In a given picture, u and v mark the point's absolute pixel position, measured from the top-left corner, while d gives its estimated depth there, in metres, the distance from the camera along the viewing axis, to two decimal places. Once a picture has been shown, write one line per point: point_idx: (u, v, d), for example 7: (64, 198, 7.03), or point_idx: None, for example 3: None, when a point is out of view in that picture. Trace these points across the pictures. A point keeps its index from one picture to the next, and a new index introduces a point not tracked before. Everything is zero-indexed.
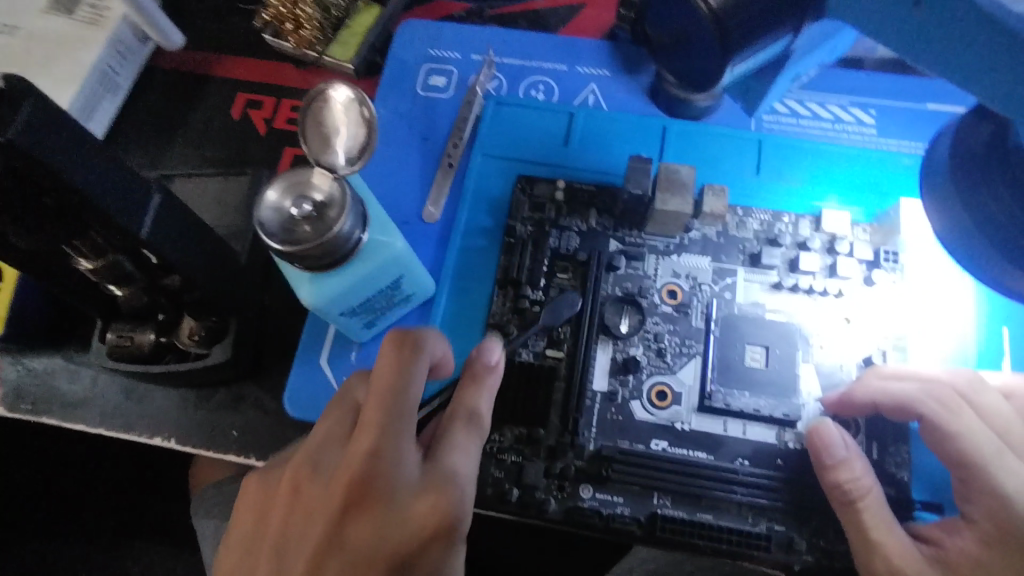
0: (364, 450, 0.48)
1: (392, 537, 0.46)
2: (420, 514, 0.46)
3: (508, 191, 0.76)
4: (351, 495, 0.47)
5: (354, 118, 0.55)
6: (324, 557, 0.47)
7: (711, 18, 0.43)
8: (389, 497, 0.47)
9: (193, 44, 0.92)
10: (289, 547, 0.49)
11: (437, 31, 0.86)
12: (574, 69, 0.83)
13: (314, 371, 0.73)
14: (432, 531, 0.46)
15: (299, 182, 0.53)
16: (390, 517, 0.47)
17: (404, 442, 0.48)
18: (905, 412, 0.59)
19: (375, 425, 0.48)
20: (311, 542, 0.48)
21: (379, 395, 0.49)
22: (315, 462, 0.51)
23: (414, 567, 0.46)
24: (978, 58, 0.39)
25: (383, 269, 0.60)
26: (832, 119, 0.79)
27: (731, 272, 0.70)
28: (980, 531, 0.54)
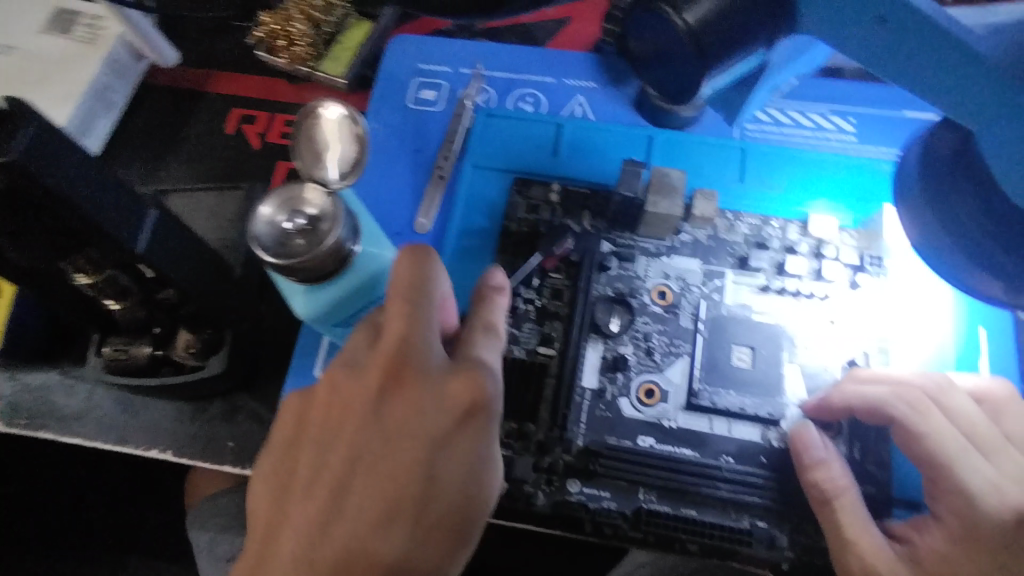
0: (396, 334, 0.50)
1: (429, 419, 0.48)
2: (454, 393, 0.48)
3: (503, 195, 0.77)
4: (387, 379, 0.49)
5: (346, 138, 0.57)
6: (363, 445, 0.49)
7: (687, 34, 0.45)
8: (425, 380, 0.49)
9: (187, 60, 0.94)
10: (324, 439, 0.50)
11: (427, 45, 0.87)
12: (562, 82, 0.85)
13: (307, 381, 0.74)
14: (465, 410, 0.48)
15: (292, 197, 0.55)
16: (425, 402, 0.48)
17: (432, 332, 0.51)
18: (878, 416, 0.61)
19: (404, 318, 0.50)
20: (348, 430, 0.49)
21: (405, 285, 0.51)
22: (348, 363, 0.52)
23: (452, 447, 0.48)
24: (938, 71, 0.41)
25: (376, 278, 0.61)
26: (813, 127, 0.81)
27: (720, 274, 0.72)
28: (947, 528, 0.56)
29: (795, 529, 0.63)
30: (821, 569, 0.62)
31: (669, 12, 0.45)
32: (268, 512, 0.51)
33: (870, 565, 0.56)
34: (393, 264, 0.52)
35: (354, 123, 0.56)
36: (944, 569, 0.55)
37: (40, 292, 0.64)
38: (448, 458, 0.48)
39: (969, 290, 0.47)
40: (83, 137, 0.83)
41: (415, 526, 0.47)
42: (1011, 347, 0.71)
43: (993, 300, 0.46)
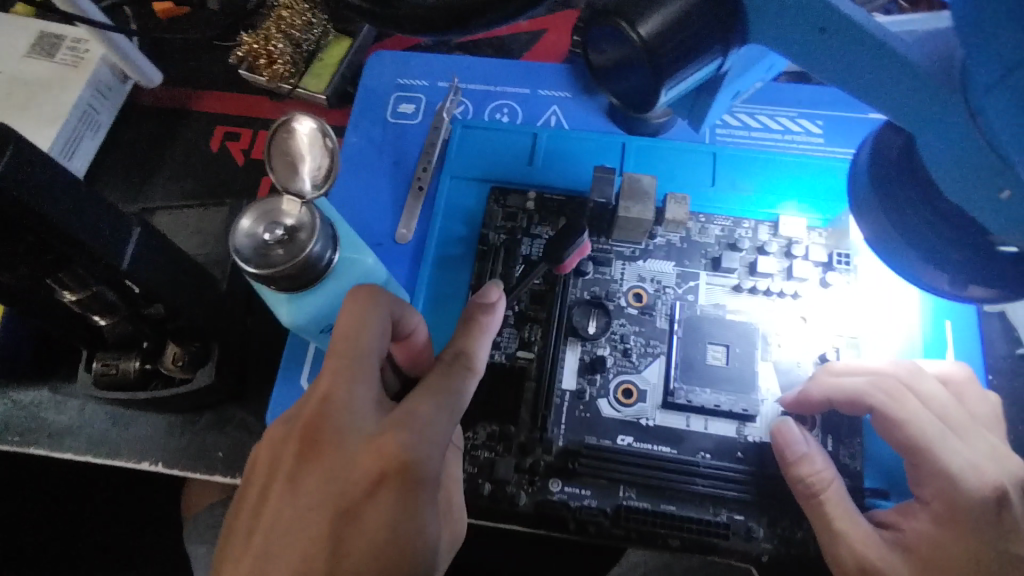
0: (319, 395, 0.50)
1: (347, 481, 0.47)
2: (364, 460, 0.47)
3: (481, 205, 0.80)
4: (302, 446, 0.48)
5: (317, 149, 0.57)
6: (280, 510, 0.48)
7: (642, 47, 0.47)
8: (342, 442, 0.48)
9: (169, 80, 0.95)
10: (249, 506, 0.50)
11: (404, 61, 0.90)
12: (537, 92, 0.87)
13: (295, 390, 0.76)
14: (379, 477, 0.47)
15: (270, 210, 0.56)
16: (337, 466, 0.48)
17: (361, 390, 0.50)
18: (857, 406, 0.62)
19: (335, 370, 0.50)
20: (271, 495, 0.49)
21: (336, 343, 0.51)
22: (283, 421, 0.52)
23: (365, 513, 0.47)
24: (872, 77, 0.43)
25: (356, 286, 0.62)
26: (781, 130, 0.83)
27: (694, 276, 0.74)
28: (932, 511, 0.59)
29: (774, 518, 0.65)
30: (798, 559, 0.64)
31: (623, 26, 0.47)
32: None
33: (860, 553, 0.58)
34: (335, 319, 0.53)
35: (326, 138, 0.56)
36: (933, 550, 0.57)
37: (28, 310, 0.66)
38: (364, 524, 0.46)
39: (917, 281, 0.49)
40: (69, 159, 0.85)
41: None
42: (976, 342, 0.73)
43: (943, 287, 0.48)
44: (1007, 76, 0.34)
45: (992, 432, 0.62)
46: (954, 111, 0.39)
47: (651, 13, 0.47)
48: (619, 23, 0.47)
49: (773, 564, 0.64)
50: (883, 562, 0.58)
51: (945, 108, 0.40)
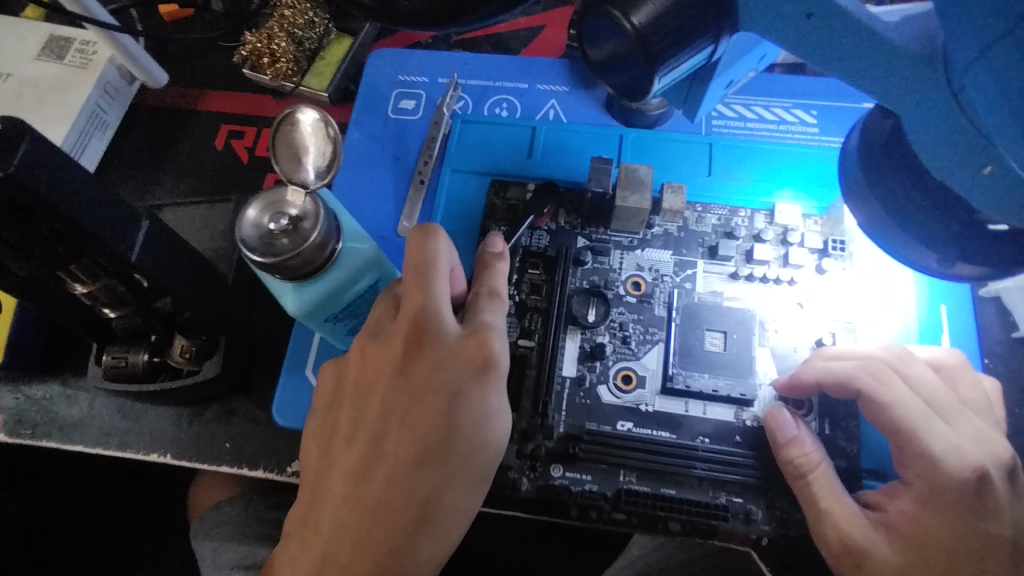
0: (416, 298, 0.53)
1: (445, 377, 0.52)
2: (466, 351, 0.52)
3: (482, 197, 0.81)
4: (405, 346, 0.53)
5: (319, 139, 0.59)
6: (391, 402, 0.52)
7: (636, 36, 0.49)
8: (438, 343, 0.52)
9: (176, 80, 0.97)
10: (354, 404, 0.54)
11: (405, 57, 0.91)
12: (535, 87, 0.88)
13: (300, 381, 0.77)
14: (479, 366, 0.52)
15: (275, 200, 0.58)
16: (441, 357, 0.52)
17: (445, 295, 0.54)
18: (845, 390, 0.62)
19: (418, 286, 0.53)
20: (377, 392, 0.53)
21: (418, 255, 0.54)
22: (372, 331, 0.56)
23: (466, 401, 0.51)
24: (859, 62, 0.44)
25: (359, 274, 0.64)
26: (776, 121, 0.84)
27: (692, 264, 0.75)
28: (915, 491, 0.59)
29: (774, 497, 0.66)
30: (796, 540, 0.65)
31: (618, 16, 0.48)
32: (308, 484, 0.54)
33: (846, 531, 0.59)
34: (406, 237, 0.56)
35: (329, 128, 0.57)
36: (915, 529, 0.58)
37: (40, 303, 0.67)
38: (465, 410, 0.51)
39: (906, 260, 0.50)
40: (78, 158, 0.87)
41: (440, 477, 0.50)
42: (971, 326, 0.74)
43: (931, 267, 0.49)
44: (987, 52, 0.35)
45: (981, 416, 0.62)
46: (936, 90, 0.41)
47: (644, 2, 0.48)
48: (613, 13, 0.49)
49: (772, 545, 0.65)
50: (869, 540, 0.58)
51: (928, 87, 0.41)
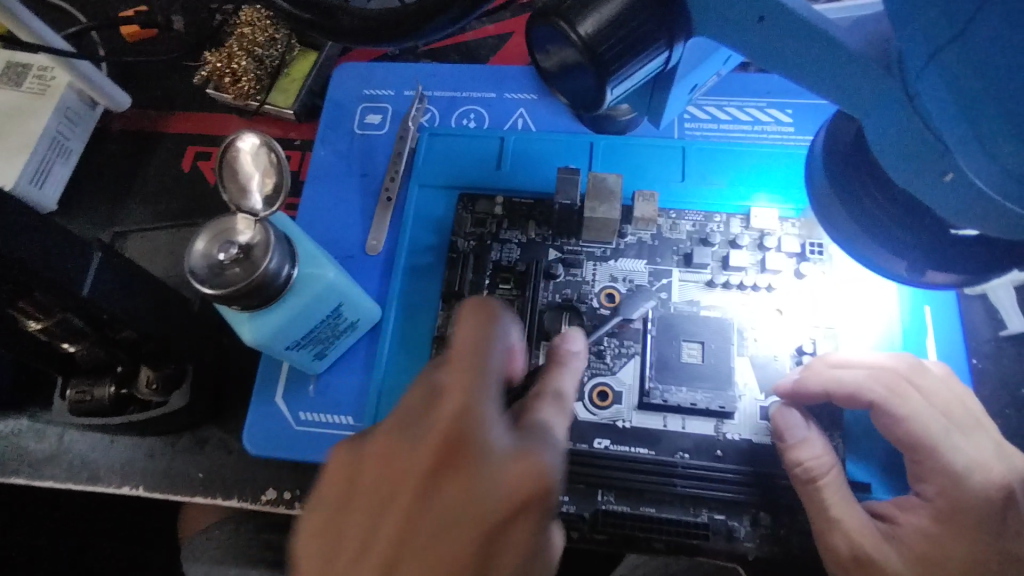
0: (457, 400, 0.45)
1: (484, 502, 0.42)
2: (513, 480, 0.42)
3: (451, 212, 0.79)
4: (442, 454, 0.43)
5: (263, 163, 0.56)
6: (413, 528, 0.43)
7: (584, 47, 0.47)
8: (481, 460, 0.43)
9: (140, 103, 0.96)
10: (367, 515, 0.44)
11: (371, 71, 0.89)
12: (503, 96, 0.86)
13: (270, 408, 0.74)
14: (524, 500, 0.42)
15: (223, 230, 0.56)
16: (477, 479, 0.43)
17: (495, 396, 0.46)
18: (855, 402, 0.61)
19: (471, 372, 0.46)
20: (399, 505, 0.43)
21: (466, 352, 0.47)
22: (399, 429, 0.46)
23: (507, 535, 0.43)
24: (815, 65, 0.42)
25: (320, 299, 0.62)
26: (750, 121, 0.82)
27: (666, 273, 0.73)
28: (934, 507, 0.59)
29: (758, 511, 0.64)
30: (781, 557, 0.63)
31: (566, 29, 0.47)
32: None
33: (855, 540, 0.58)
34: (454, 328, 0.49)
35: (273, 153, 0.55)
36: (929, 547, 0.58)
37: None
38: (500, 551, 0.43)
39: (880, 271, 0.48)
40: (40, 186, 0.85)
41: None
42: (957, 328, 0.71)
43: (902, 274, 0.47)
44: (938, 53, 0.33)
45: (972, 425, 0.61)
46: (894, 93, 0.38)
47: (591, 11, 0.47)
48: (561, 25, 0.47)
49: (755, 562, 0.63)
50: (876, 550, 0.58)
51: (885, 90, 0.39)
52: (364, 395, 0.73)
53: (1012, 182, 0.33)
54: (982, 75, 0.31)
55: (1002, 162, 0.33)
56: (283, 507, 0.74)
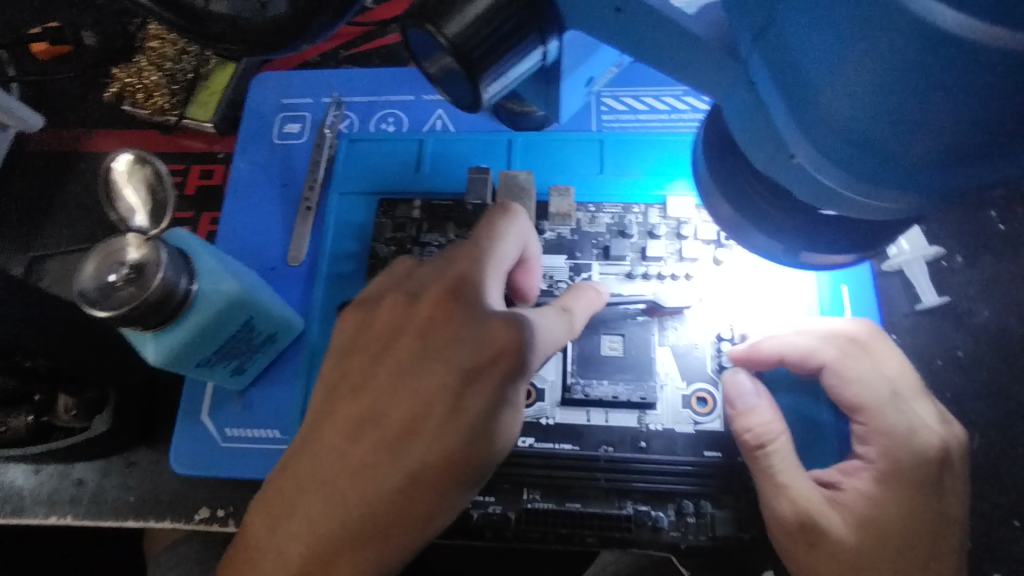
0: (446, 276, 0.52)
1: (468, 348, 0.49)
2: (493, 332, 0.49)
3: (370, 219, 0.78)
4: (439, 305, 0.51)
5: (138, 179, 0.56)
6: (401, 364, 0.50)
7: (452, 50, 0.47)
8: (477, 312, 0.50)
9: (55, 123, 0.93)
10: (368, 357, 0.52)
11: (289, 79, 0.88)
12: (422, 98, 0.85)
13: (196, 427, 0.73)
14: (492, 353, 0.48)
15: (110, 251, 0.55)
16: (466, 325, 0.50)
17: (496, 281, 0.52)
18: (808, 363, 0.62)
19: (474, 253, 0.53)
20: (399, 346, 0.51)
21: (474, 249, 0.53)
22: (412, 289, 0.53)
23: (476, 384, 0.48)
24: (672, 56, 0.42)
25: (225, 314, 0.61)
26: (667, 110, 0.82)
27: (587, 267, 0.73)
28: (876, 469, 0.59)
29: (683, 498, 0.64)
30: (708, 544, 0.63)
31: (433, 33, 0.46)
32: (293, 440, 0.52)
33: (802, 507, 0.57)
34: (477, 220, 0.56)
35: (156, 171, 0.55)
36: (868, 508, 0.58)
37: None
38: (472, 393, 0.48)
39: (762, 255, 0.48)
40: None
41: (413, 460, 0.47)
42: (874, 303, 0.72)
43: (780, 258, 0.47)
44: (759, 36, 0.35)
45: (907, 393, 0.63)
46: (739, 82, 0.39)
47: (458, 14, 0.46)
48: (428, 29, 0.46)
49: (683, 552, 0.63)
50: (820, 514, 0.57)
51: (731, 80, 0.39)
52: (290, 408, 0.72)
53: (842, 159, 0.34)
54: (795, 51, 0.33)
55: (830, 137, 0.33)
56: (217, 526, 0.73)
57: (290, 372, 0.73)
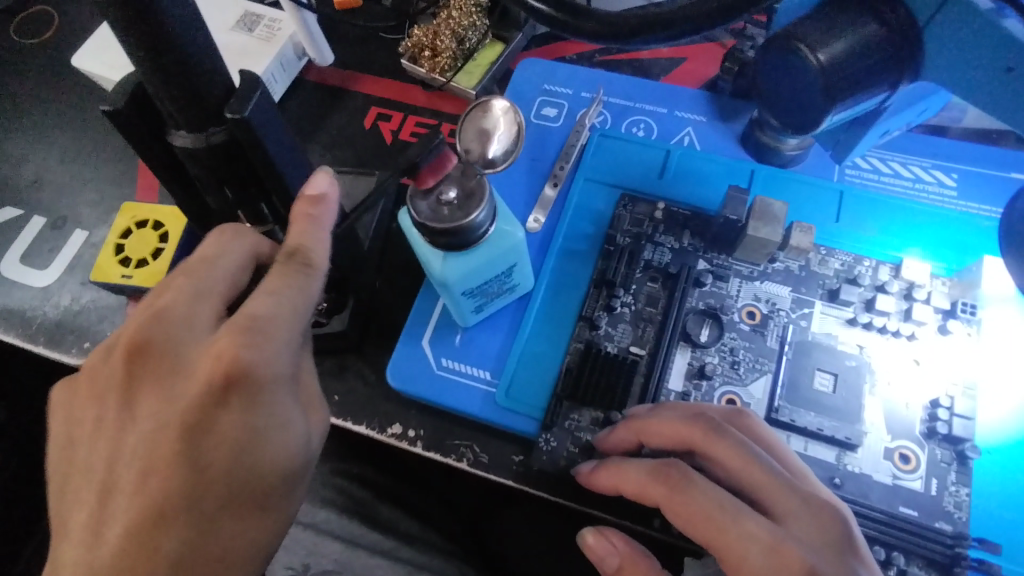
0: (711, 496, 0.55)
1: (753, 475, 0.57)
2: (759, 475, 0.57)
3: (609, 209, 0.85)
4: (704, 433, 0.60)
5: (510, 122, 0.61)
6: (696, 486, 0.56)
7: (819, 71, 0.52)
8: (743, 448, 0.58)
9: (338, 61, 1.06)
10: (659, 486, 0.58)
11: (554, 69, 0.97)
12: (673, 113, 0.92)
13: (416, 348, 0.81)
14: (777, 485, 0.56)
15: (465, 171, 0.61)
16: (744, 462, 0.58)
17: (791, 492, 0.56)
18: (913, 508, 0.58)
19: (726, 411, 0.64)
20: (681, 471, 0.58)
21: (731, 460, 0.58)
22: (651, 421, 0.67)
23: (808, 518, 0.54)
24: None
25: (505, 255, 0.68)
26: (912, 179, 0.84)
27: (810, 303, 0.76)
28: None
29: (873, 545, 0.64)
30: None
31: (804, 52, 0.52)
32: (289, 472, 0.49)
33: None
34: (709, 411, 0.63)
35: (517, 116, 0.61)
36: None
37: (211, 234, 0.75)
38: (819, 523, 0.54)
39: None
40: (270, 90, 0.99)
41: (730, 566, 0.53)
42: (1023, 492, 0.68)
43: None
44: None
45: None
46: None
47: (830, 43, 0.51)
48: (798, 48, 0.52)
49: None
50: None
51: None
52: (505, 357, 0.79)
53: None
54: None
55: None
56: (405, 443, 0.78)
57: (510, 322, 0.81)
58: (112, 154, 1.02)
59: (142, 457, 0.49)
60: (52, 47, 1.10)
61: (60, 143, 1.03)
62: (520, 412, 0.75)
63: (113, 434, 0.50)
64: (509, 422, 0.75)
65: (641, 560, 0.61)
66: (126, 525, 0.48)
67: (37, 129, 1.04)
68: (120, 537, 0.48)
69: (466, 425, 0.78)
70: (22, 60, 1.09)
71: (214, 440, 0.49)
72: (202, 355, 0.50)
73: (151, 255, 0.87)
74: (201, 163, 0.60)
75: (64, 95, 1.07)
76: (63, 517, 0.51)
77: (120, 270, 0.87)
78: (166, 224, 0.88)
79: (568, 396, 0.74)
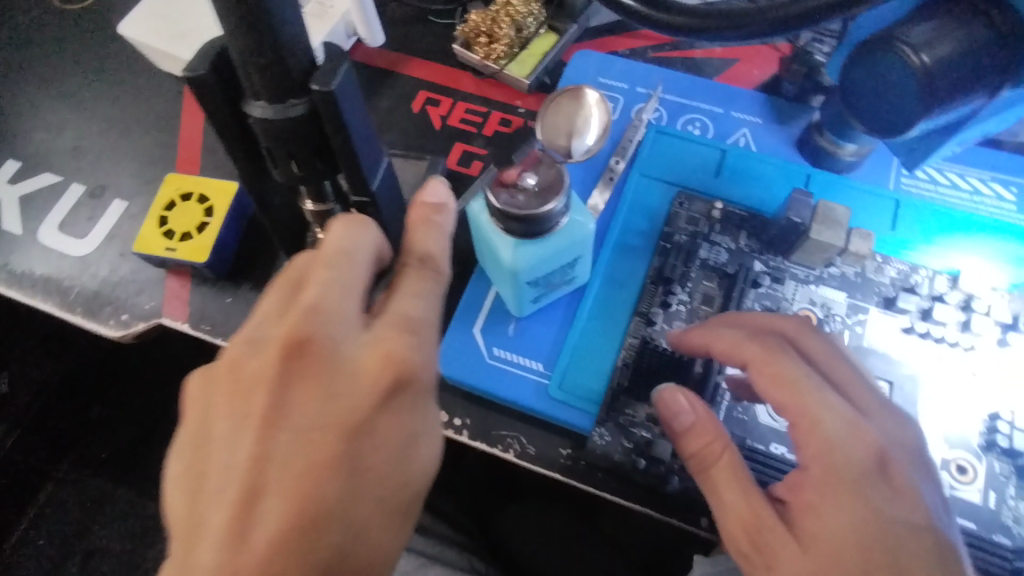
0: (802, 368, 0.60)
1: (846, 369, 0.62)
2: (842, 370, 0.62)
3: (665, 205, 0.84)
4: (800, 325, 0.65)
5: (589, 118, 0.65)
6: (795, 360, 0.61)
7: (922, 73, 0.51)
8: (833, 346, 0.64)
9: (388, 44, 1.05)
10: (755, 351, 0.62)
11: (609, 62, 0.96)
12: (730, 113, 0.91)
13: (466, 337, 0.80)
14: (868, 384, 0.62)
15: (532, 163, 0.62)
16: (837, 359, 0.63)
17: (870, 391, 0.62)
18: None
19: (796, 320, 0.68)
20: (776, 344, 0.62)
21: (821, 354, 0.63)
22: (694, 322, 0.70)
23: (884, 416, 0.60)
24: None
25: (572, 248, 0.67)
26: (971, 191, 0.84)
27: (864, 310, 0.76)
28: None
29: None
30: None
31: (907, 53, 0.51)
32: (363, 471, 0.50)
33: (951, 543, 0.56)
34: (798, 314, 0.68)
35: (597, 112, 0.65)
36: None
37: (270, 212, 0.74)
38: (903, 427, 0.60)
39: None
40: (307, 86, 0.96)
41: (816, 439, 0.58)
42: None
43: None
44: None
45: None
46: None
47: (936, 43, 0.51)
48: (903, 49, 0.51)
49: None
50: None
51: None
52: (556, 350, 0.78)
53: None
54: None
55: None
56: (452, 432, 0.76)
57: (562, 316, 0.80)
58: (153, 125, 1.00)
59: (301, 460, 0.49)
60: (95, 14, 1.09)
61: (101, 112, 1.01)
62: (573, 406, 0.74)
63: (257, 428, 0.50)
64: (561, 416, 0.74)
65: (717, 423, 0.62)
66: (288, 527, 0.48)
67: (78, 96, 1.02)
68: (273, 539, 0.48)
69: (514, 415, 0.76)
70: (62, 26, 1.08)
71: (327, 444, 0.49)
72: (365, 353, 0.52)
73: (196, 229, 0.85)
74: (279, 136, 0.59)
75: (106, 63, 1.05)
76: (198, 520, 0.50)
77: (165, 242, 0.84)
78: (211, 199, 0.86)
79: (628, 392, 0.73)
